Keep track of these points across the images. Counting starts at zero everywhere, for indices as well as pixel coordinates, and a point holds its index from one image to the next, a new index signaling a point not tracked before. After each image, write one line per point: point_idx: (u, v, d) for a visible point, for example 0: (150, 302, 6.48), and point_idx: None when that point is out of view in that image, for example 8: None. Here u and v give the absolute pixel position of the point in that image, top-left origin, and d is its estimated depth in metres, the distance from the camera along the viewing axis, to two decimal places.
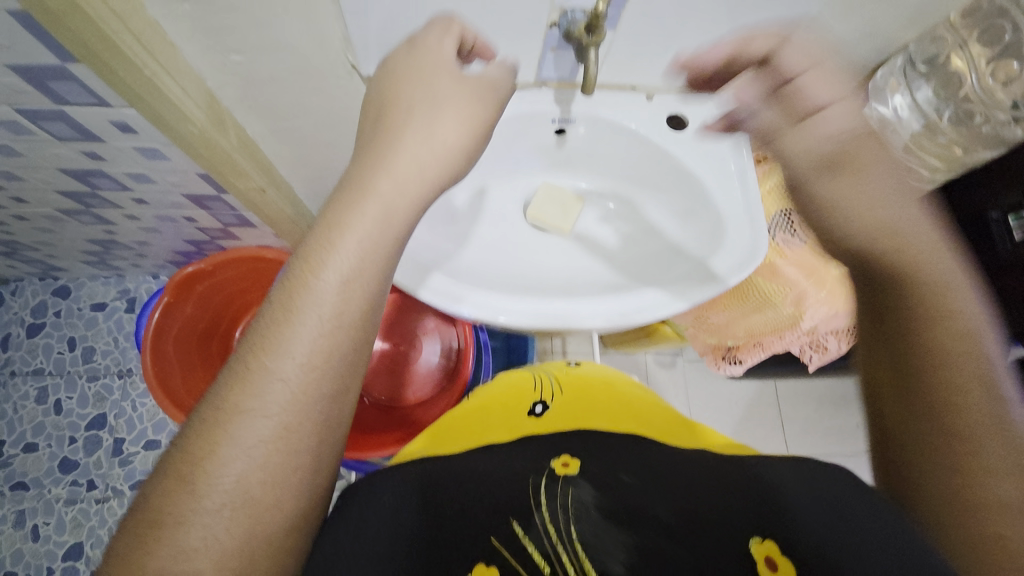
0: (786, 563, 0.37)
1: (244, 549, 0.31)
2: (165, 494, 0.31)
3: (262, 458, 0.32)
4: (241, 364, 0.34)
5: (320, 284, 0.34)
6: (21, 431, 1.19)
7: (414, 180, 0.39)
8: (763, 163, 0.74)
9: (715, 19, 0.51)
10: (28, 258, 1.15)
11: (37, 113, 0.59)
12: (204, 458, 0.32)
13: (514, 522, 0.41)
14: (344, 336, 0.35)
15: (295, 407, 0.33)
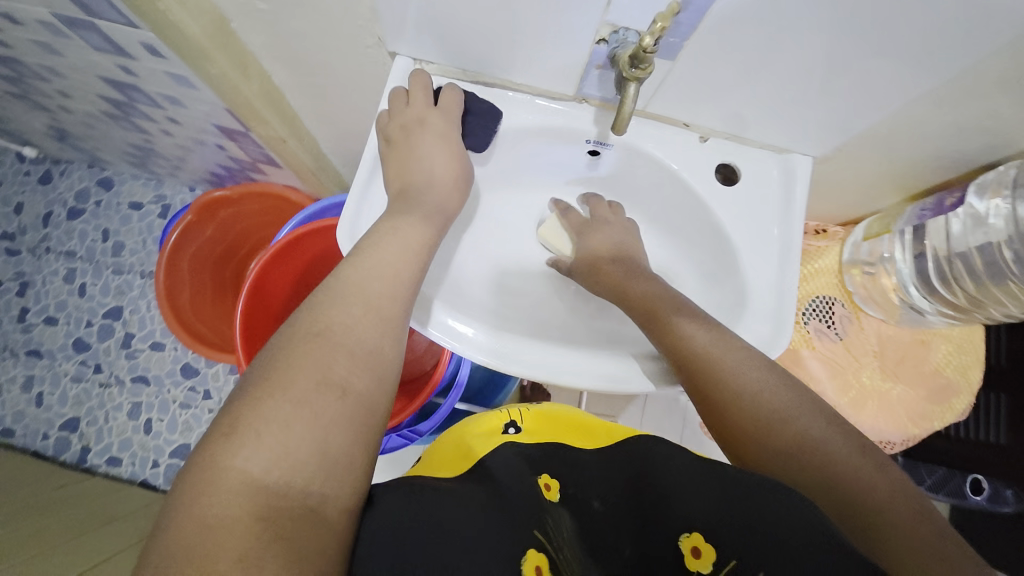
0: (711, 552, 0.36)
1: (320, 442, 0.33)
2: (245, 404, 0.33)
3: (337, 404, 0.34)
4: (312, 309, 0.39)
5: (384, 245, 0.44)
6: (45, 303, 1.17)
7: (422, 235, 0.46)
8: (821, 233, 0.64)
9: (809, 69, 0.42)
10: (75, 144, 1.09)
11: (68, 18, 0.56)
12: (282, 376, 0.35)
13: (538, 524, 0.38)
14: (398, 312, 0.41)
15: (367, 332, 0.38)
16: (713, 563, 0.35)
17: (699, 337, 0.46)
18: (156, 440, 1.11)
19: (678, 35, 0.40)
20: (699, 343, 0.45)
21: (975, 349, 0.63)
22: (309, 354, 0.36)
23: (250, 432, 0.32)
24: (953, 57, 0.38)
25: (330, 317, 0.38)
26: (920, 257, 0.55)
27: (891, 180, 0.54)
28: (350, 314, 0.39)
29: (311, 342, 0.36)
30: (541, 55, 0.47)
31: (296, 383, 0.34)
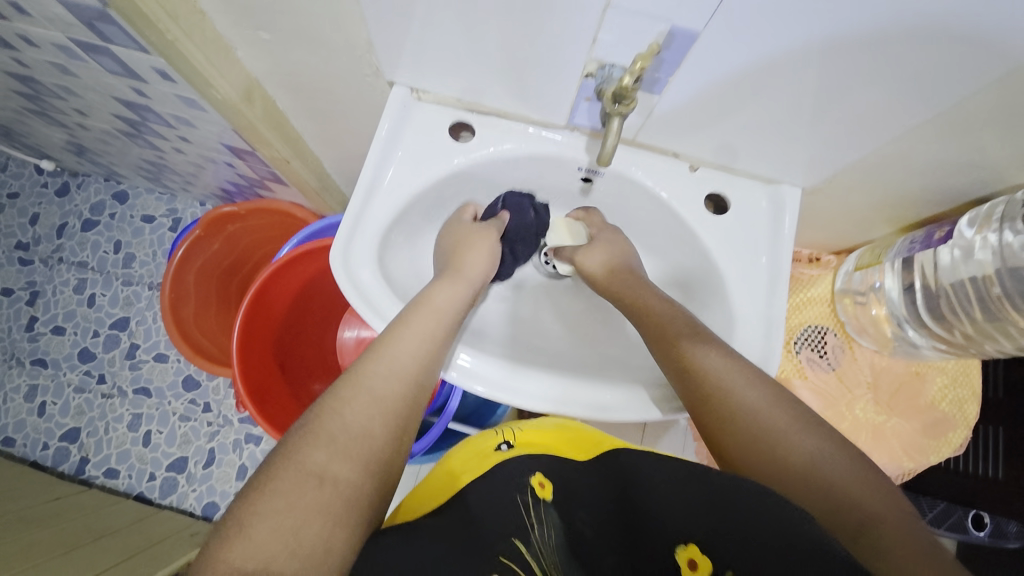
0: (706, 561, 0.36)
1: (313, 545, 0.33)
2: (246, 503, 0.34)
3: (323, 494, 0.35)
4: (330, 400, 0.41)
5: (405, 336, 0.46)
6: (54, 313, 1.20)
7: (450, 305, 0.50)
8: (814, 262, 0.66)
9: (795, 104, 0.43)
10: (93, 158, 1.12)
11: (86, 44, 0.59)
12: (287, 469, 0.36)
13: (515, 538, 0.41)
14: (403, 403, 0.43)
15: (368, 435, 0.40)
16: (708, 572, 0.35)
17: (705, 360, 0.46)
18: (154, 452, 1.12)
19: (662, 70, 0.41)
20: (712, 368, 0.45)
21: (970, 382, 0.62)
22: (310, 443, 0.38)
23: (246, 522, 0.33)
24: (935, 94, 0.39)
25: (336, 407, 0.40)
26: (907, 288, 0.55)
27: (880, 211, 0.54)
28: (354, 404, 0.41)
29: (316, 431, 0.39)
30: (533, 85, 0.48)
31: (293, 475, 0.36)
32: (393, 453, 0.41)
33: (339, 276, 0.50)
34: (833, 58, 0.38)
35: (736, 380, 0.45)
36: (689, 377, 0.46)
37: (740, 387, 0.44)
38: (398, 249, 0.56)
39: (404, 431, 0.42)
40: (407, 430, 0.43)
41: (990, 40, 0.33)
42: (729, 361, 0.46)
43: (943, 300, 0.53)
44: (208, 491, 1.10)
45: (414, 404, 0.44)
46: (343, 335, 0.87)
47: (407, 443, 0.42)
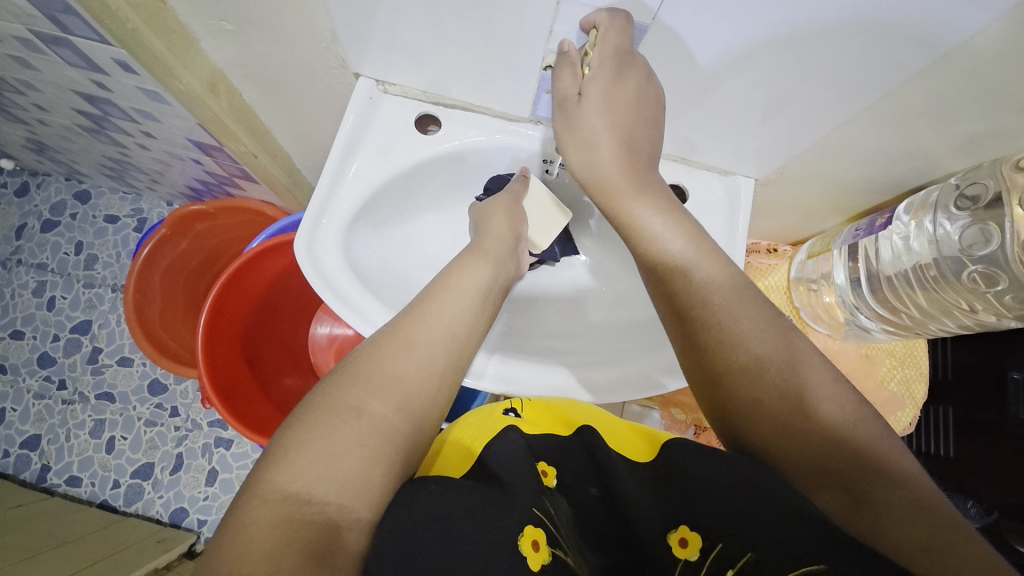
0: (697, 537, 0.39)
1: (352, 475, 0.37)
2: (295, 431, 0.38)
3: (359, 431, 0.38)
4: (371, 351, 0.43)
5: (443, 294, 0.47)
6: (12, 317, 1.15)
7: (489, 266, 0.51)
8: (773, 252, 0.69)
9: (746, 98, 0.45)
10: (53, 156, 1.08)
11: (43, 34, 0.57)
12: (328, 406, 0.39)
13: (540, 500, 0.42)
14: (439, 357, 0.45)
15: (405, 385, 0.42)
16: (699, 550, 0.39)
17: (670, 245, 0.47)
18: (118, 459, 1.09)
19: (633, 37, 0.40)
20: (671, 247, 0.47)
21: (916, 363, 0.65)
22: (348, 386, 0.41)
23: (293, 448, 0.37)
24: (872, 86, 0.41)
25: (375, 358, 0.43)
26: (854, 281, 0.59)
27: (830, 200, 0.58)
28: (392, 356, 0.43)
29: (356, 377, 0.41)
30: (495, 78, 0.50)
31: (333, 413, 0.39)
32: (428, 402, 0.43)
33: (305, 261, 0.50)
34: (777, 52, 0.40)
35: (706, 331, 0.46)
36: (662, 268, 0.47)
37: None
38: (367, 239, 0.56)
39: (440, 385, 0.44)
40: (444, 383, 0.44)
41: (914, 36, 0.36)
42: (698, 247, 0.46)
43: (886, 285, 0.57)
44: (175, 497, 1.07)
45: (452, 361, 0.45)
46: (316, 331, 0.88)
47: (443, 394, 0.44)
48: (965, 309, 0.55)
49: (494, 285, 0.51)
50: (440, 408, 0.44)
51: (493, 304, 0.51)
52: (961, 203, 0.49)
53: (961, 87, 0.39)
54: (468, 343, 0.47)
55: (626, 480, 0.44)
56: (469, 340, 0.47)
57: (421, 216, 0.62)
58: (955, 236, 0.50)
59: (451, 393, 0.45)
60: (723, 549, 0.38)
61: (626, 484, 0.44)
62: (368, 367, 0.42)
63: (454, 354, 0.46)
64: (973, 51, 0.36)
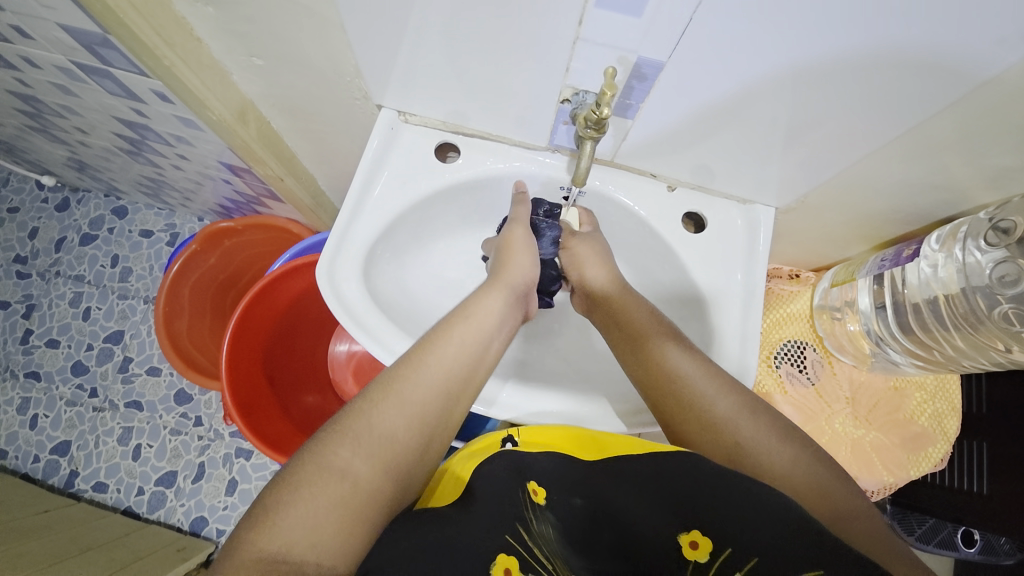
0: (705, 541, 0.38)
1: (331, 538, 0.37)
2: (278, 493, 0.38)
3: (340, 494, 0.38)
4: (364, 406, 0.43)
5: (442, 347, 0.47)
6: (49, 326, 1.21)
7: (493, 317, 0.51)
8: (795, 278, 0.67)
9: (767, 129, 0.45)
10: (93, 174, 1.14)
11: (86, 67, 0.61)
12: (313, 467, 0.39)
13: (517, 524, 0.41)
14: (432, 412, 0.44)
15: (394, 442, 0.42)
16: (710, 553, 0.38)
17: (664, 366, 0.50)
18: (144, 466, 1.12)
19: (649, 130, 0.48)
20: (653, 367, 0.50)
21: (949, 397, 0.63)
22: (336, 442, 0.40)
23: (276, 508, 0.37)
24: (896, 118, 0.40)
25: (367, 414, 0.42)
26: (879, 307, 0.57)
27: (854, 229, 0.57)
28: (385, 410, 0.43)
29: (347, 432, 0.41)
30: (513, 109, 0.51)
31: (320, 472, 0.39)
32: (416, 458, 0.43)
33: (325, 291, 0.52)
34: (800, 85, 0.39)
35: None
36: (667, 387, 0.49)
37: (707, 397, 0.47)
38: (385, 265, 0.58)
39: (430, 441, 0.44)
40: (435, 437, 0.44)
41: (934, 70, 0.35)
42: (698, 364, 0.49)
43: (914, 316, 0.55)
44: (196, 506, 1.09)
45: (445, 415, 0.45)
46: (336, 348, 0.90)
47: (432, 448, 0.44)
48: (1000, 348, 0.52)
49: (495, 335, 0.51)
50: (428, 461, 0.44)
51: (494, 353, 0.50)
52: (992, 236, 0.47)
53: (991, 121, 0.38)
54: (463, 396, 0.47)
55: (623, 497, 0.44)
56: (464, 393, 0.47)
57: (438, 241, 0.63)
58: (986, 268, 0.49)
59: (441, 447, 0.46)
60: (733, 554, 0.37)
61: (623, 501, 0.43)
62: (359, 424, 0.42)
63: (447, 408, 0.45)
64: (1003, 85, 0.35)
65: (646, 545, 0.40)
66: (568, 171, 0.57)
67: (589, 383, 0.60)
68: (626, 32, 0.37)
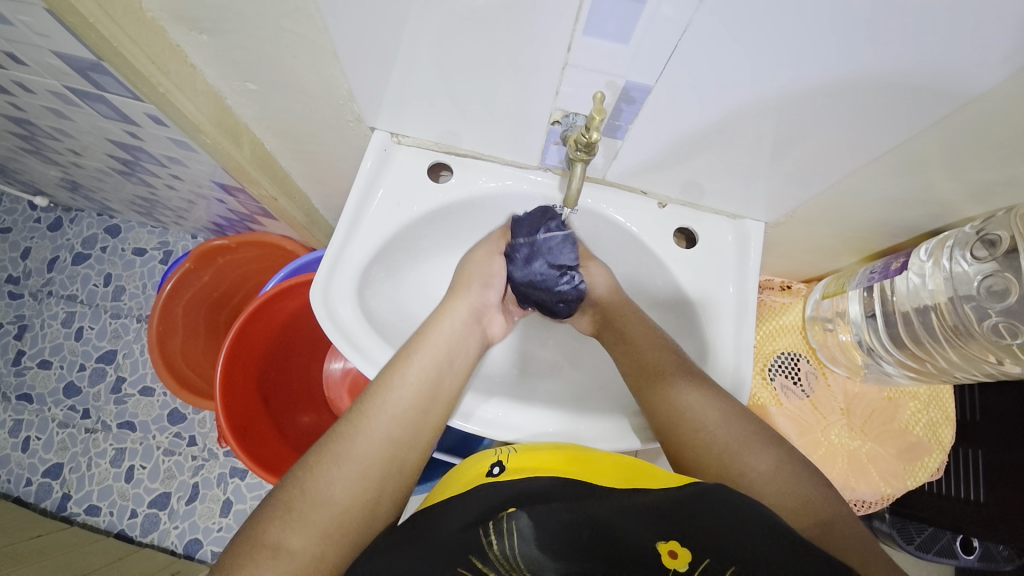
0: (686, 552, 0.36)
1: None
2: (223, 574, 0.40)
3: (281, 563, 0.40)
4: (306, 472, 0.45)
5: (386, 398, 0.49)
6: (41, 347, 1.19)
7: (443, 357, 0.53)
8: (786, 290, 0.68)
9: (753, 148, 0.46)
10: (86, 194, 1.14)
11: (80, 91, 0.61)
12: (257, 542, 0.41)
13: (472, 555, 0.38)
14: (377, 464, 0.46)
15: (338, 504, 0.44)
16: (689, 562, 0.36)
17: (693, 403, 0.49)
18: (136, 488, 1.10)
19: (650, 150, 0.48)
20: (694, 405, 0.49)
21: (942, 407, 0.63)
22: (277, 515, 0.42)
23: None
24: (882, 136, 0.41)
25: (307, 480, 0.44)
26: (870, 317, 0.57)
27: (844, 241, 0.58)
28: (326, 474, 0.45)
29: (289, 500, 0.43)
30: (504, 129, 0.51)
31: (261, 547, 0.40)
32: (362, 515, 0.44)
33: (320, 313, 0.52)
34: (785, 104, 0.40)
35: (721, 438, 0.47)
36: (671, 413, 0.50)
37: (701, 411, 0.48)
38: (379, 285, 0.58)
39: (379, 492, 0.46)
40: (381, 491, 0.46)
41: (912, 91, 0.36)
42: (720, 408, 0.49)
43: (905, 327, 0.56)
44: (190, 528, 1.07)
45: (391, 467, 0.47)
46: (332, 366, 0.90)
47: (381, 502, 0.46)
48: (991, 360, 0.53)
49: (444, 375, 0.52)
50: (381, 511, 0.46)
51: (444, 394, 0.52)
52: (979, 249, 0.48)
53: (972, 138, 0.39)
54: (410, 444, 0.48)
55: (603, 508, 0.42)
56: (412, 442, 0.49)
57: (432, 260, 0.63)
58: (974, 279, 0.50)
59: (394, 499, 0.47)
60: (713, 563, 0.35)
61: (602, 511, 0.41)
62: (303, 492, 0.44)
63: (394, 456, 0.47)
64: (982, 105, 0.36)
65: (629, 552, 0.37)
66: (559, 190, 0.58)
67: (585, 400, 0.60)
68: (614, 57, 0.38)
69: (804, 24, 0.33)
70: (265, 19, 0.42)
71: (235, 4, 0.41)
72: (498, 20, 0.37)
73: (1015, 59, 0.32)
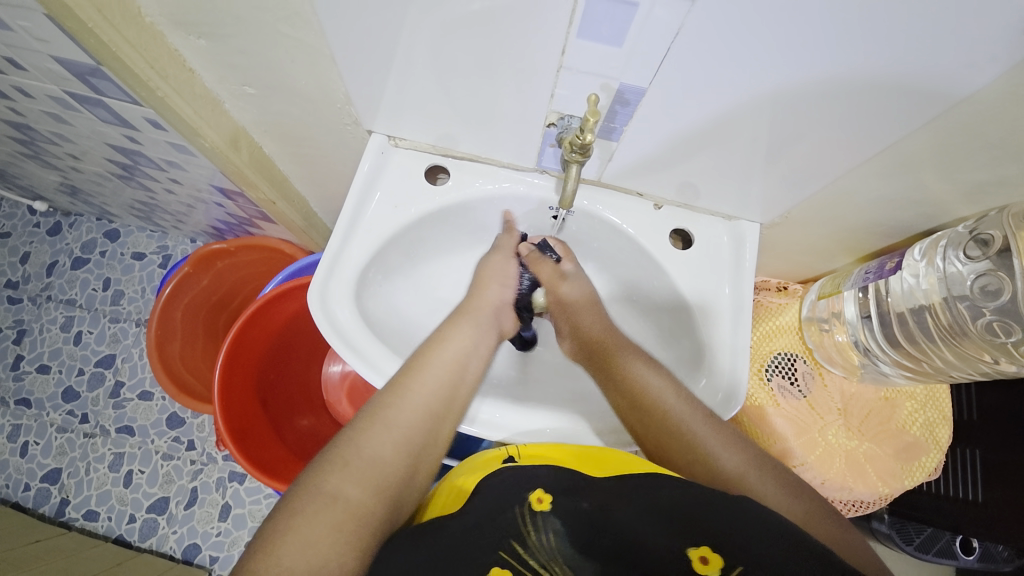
0: (716, 556, 0.36)
1: (329, 557, 0.37)
2: (273, 525, 0.38)
3: (332, 514, 0.39)
4: (352, 434, 0.45)
5: (427, 369, 0.50)
6: (40, 351, 1.19)
7: (474, 339, 0.54)
8: (783, 291, 0.68)
9: (748, 149, 0.47)
10: (85, 199, 1.14)
11: (80, 96, 0.61)
12: (306, 496, 0.40)
13: (509, 542, 0.40)
14: (418, 432, 0.47)
15: (384, 464, 0.43)
16: (721, 569, 0.35)
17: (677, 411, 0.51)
18: (135, 493, 1.10)
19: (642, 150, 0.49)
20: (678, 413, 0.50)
21: (939, 406, 0.63)
22: (327, 470, 0.42)
23: (274, 536, 0.37)
24: (874, 137, 0.42)
25: (354, 440, 0.44)
26: (865, 317, 0.57)
27: (839, 242, 0.58)
28: (372, 435, 0.45)
29: (338, 457, 0.43)
30: (500, 132, 0.52)
31: (311, 499, 0.40)
32: (405, 478, 0.44)
33: (318, 315, 0.52)
34: (776, 107, 0.41)
35: (697, 429, 0.49)
36: (645, 407, 0.52)
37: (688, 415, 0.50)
38: (377, 287, 0.58)
39: (418, 460, 0.46)
40: (421, 458, 0.46)
41: (902, 92, 0.37)
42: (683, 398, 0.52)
43: (900, 327, 0.56)
44: (189, 533, 1.07)
45: (431, 436, 0.47)
46: (330, 369, 0.90)
47: (419, 470, 0.46)
48: (987, 360, 0.53)
49: (476, 354, 0.54)
50: (418, 481, 0.46)
51: (475, 373, 0.53)
52: (972, 248, 0.49)
53: (963, 139, 0.40)
54: (448, 415, 0.49)
55: (623, 509, 0.42)
56: (448, 415, 0.49)
57: (430, 262, 0.64)
58: (968, 278, 0.50)
59: (428, 468, 0.47)
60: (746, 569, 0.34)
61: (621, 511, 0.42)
62: (349, 451, 0.43)
63: (432, 427, 0.48)
64: (972, 105, 0.37)
65: (649, 555, 0.38)
66: (555, 192, 0.58)
67: (583, 401, 0.60)
68: (609, 60, 0.38)
69: (794, 27, 0.33)
70: (264, 24, 0.42)
71: (234, 9, 0.41)
72: (495, 24, 0.37)
73: (1004, 60, 0.33)
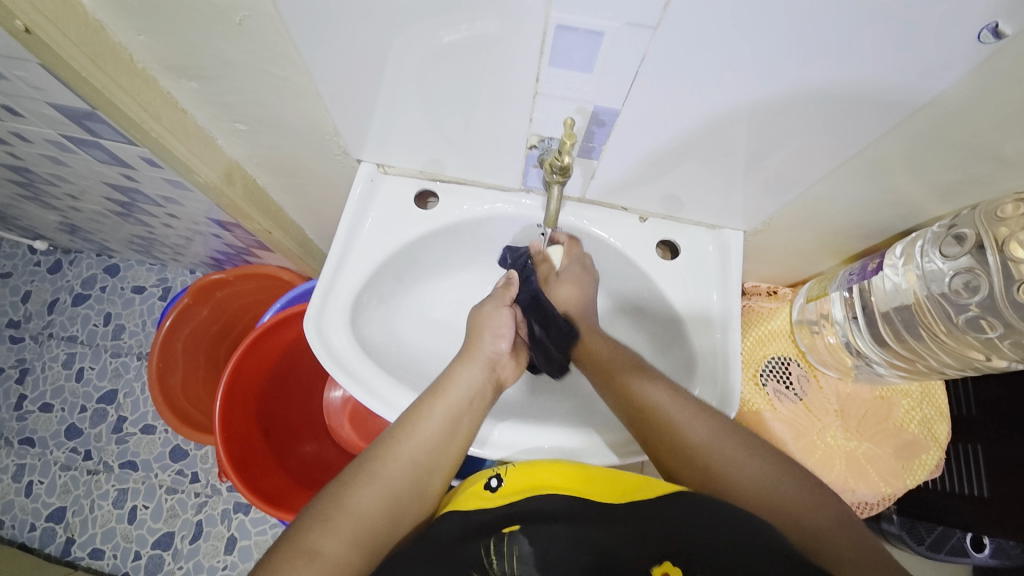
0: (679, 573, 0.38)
1: None
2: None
3: (313, 568, 0.41)
4: (338, 488, 0.47)
5: (420, 424, 0.50)
6: (42, 390, 1.20)
7: (473, 385, 0.54)
8: (772, 295, 0.69)
9: (725, 161, 0.48)
10: (85, 236, 1.16)
11: (77, 140, 0.63)
12: (292, 549, 0.42)
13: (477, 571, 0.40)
14: (402, 486, 0.48)
15: (368, 519, 0.46)
16: None
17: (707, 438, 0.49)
18: (140, 529, 1.09)
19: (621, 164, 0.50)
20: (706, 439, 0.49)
21: (935, 403, 0.64)
22: (314, 523, 0.44)
23: None
24: (844, 144, 0.43)
25: (342, 493, 0.46)
26: (852, 318, 0.58)
27: (824, 246, 0.59)
28: (357, 491, 0.47)
29: (324, 512, 0.45)
30: (485, 156, 0.53)
31: (297, 551, 0.42)
32: (389, 532, 0.47)
33: (313, 341, 0.53)
34: (743, 120, 0.42)
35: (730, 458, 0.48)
36: (667, 437, 0.50)
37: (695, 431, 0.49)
38: (372, 311, 0.59)
39: (401, 512, 0.48)
40: (403, 513, 0.48)
41: (864, 101, 0.38)
42: (689, 411, 0.51)
43: (886, 326, 0.56)
44: (195, 567, 1.06)
45: (415, 489, 0.49)
46: (331, 394, 0.90)
47: (404, 522, 0.48)
48: (980, 357, 0.54)
49: (474, 407, 0.53)
50: (402, 533, 0.48)
51: (470, 424, 0.53)
52: (951, 246, 0.49)
53: (931, 142, 0.41)
54: (435, 467, 0.50)
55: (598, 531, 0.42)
56: (433, 470, 0.50)
57: (424, 283, 0.65)
58: (947, 276, 0.50)
59: (413, 521, 0.49)
60: None
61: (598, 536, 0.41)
62: (333, 507, 0.45)
63: (418, 479, 0.49)
64: (934, 110, 0.38)
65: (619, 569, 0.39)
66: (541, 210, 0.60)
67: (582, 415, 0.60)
68: (581, 86, 0.40)
69: (751, 49, 0.35)
70: (252, 66, 0.44)
71: (223, 54, 0.43)
72: (472, 55, 0.39)
73: (961, 66, 0.34)
